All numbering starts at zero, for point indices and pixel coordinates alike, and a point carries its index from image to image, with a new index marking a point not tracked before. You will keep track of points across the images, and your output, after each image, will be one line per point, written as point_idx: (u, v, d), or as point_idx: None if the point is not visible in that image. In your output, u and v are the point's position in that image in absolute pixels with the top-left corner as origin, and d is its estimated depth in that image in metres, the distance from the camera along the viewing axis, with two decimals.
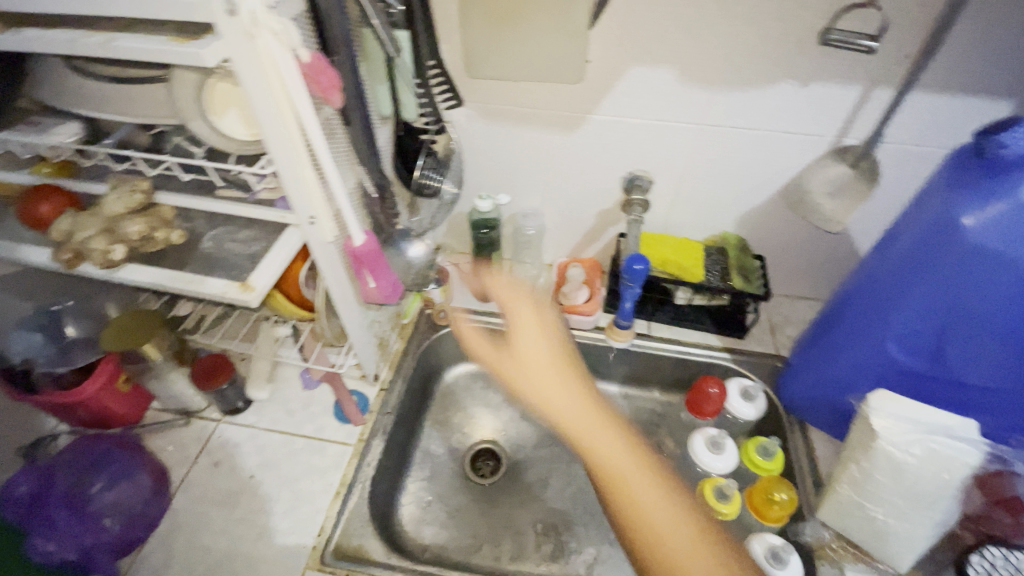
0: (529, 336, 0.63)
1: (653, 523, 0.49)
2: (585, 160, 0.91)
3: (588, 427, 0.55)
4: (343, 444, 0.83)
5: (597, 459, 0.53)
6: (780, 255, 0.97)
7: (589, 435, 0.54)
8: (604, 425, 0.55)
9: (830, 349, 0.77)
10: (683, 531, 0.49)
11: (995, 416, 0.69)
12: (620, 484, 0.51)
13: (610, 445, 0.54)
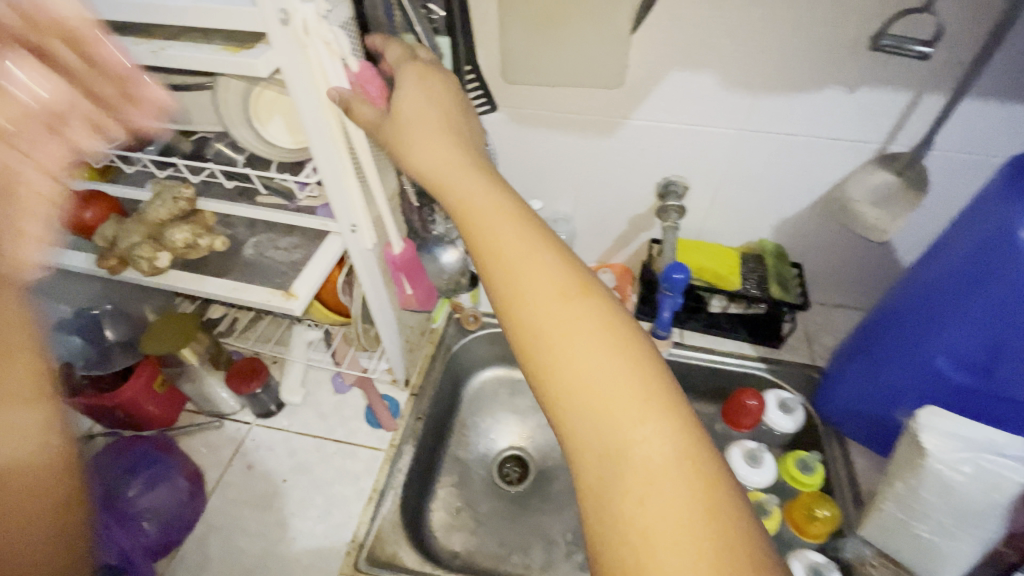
0: (456, 173, 0.48)
1: (578, 365, 0.39)
2: (618, 166, 0.89)
3: (514, 265, 0.43)
4: (375, 449, 0.83)
5: (517, 299, 0.42)
6: (817, 263, 0.95)
7: (515, 270, 0.43)
8: (537, 259, 0.43)
9: (874, 362, 0.75)
10: (618, 379, 0.39)
11: None
12: (541, 326, 0.41)
13: (539, 283, 0.42)
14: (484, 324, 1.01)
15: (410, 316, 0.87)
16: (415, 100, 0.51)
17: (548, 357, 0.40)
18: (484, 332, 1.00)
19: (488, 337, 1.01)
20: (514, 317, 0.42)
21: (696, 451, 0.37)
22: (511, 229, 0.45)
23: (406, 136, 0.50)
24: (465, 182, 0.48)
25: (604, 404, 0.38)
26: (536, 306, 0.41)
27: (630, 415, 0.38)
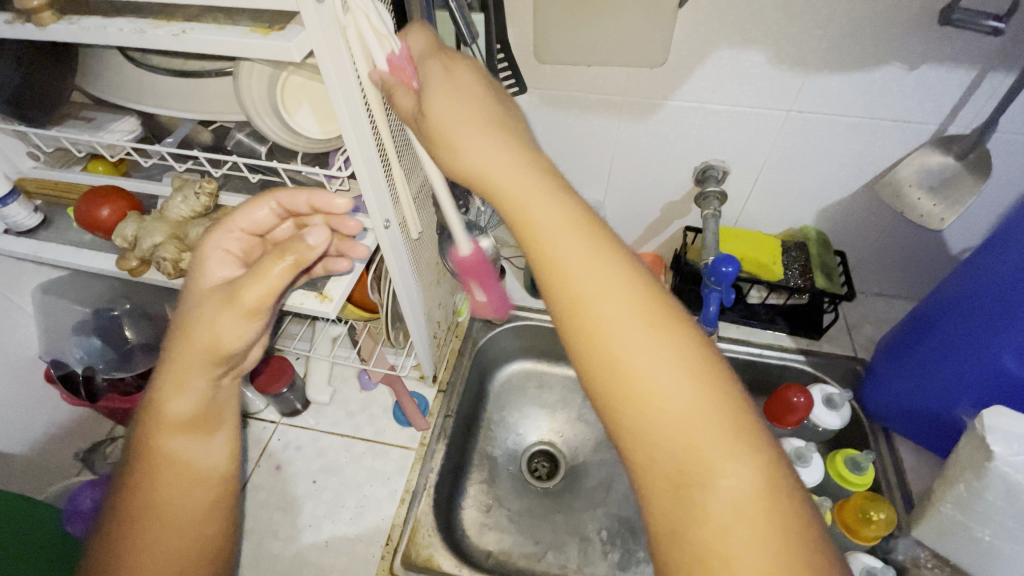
0: (507, 170, 0.43)
1: (654, 391, 0.36)
2: (653, 150, 0.85)
3: (581, 277, 0.39)
4: (405, 448, 0.81)
5: (584, 317, 0.38)
6: (860, 251, 0.90)
7: (582, 285, 0.39)
8: (605, 269, 0.39)
9: (930, 358, 0.71)
10: (701, 409, 0.36)
11: None
12: (612, 346, 0.37)
13: (610, 301, 0.38)
14: (510, 317, 0.97)
15: (437, 311, 0.84)
16: (447, 94, 0.46)
17: (619, 381, 0.37)
18: (511, 325, 0.97)
19: (515, 331, 0.98)
20: (581, 335, 0.38)
21: (784, 489, 0.34)
22: (577, 240, 0.40)
23: (444, 132, 0.46)
24: (520, 182, 0.43)
25: (683, 433, 0.35)
26: (605, 325, 0.38)
27: (713, 448, 0.35)
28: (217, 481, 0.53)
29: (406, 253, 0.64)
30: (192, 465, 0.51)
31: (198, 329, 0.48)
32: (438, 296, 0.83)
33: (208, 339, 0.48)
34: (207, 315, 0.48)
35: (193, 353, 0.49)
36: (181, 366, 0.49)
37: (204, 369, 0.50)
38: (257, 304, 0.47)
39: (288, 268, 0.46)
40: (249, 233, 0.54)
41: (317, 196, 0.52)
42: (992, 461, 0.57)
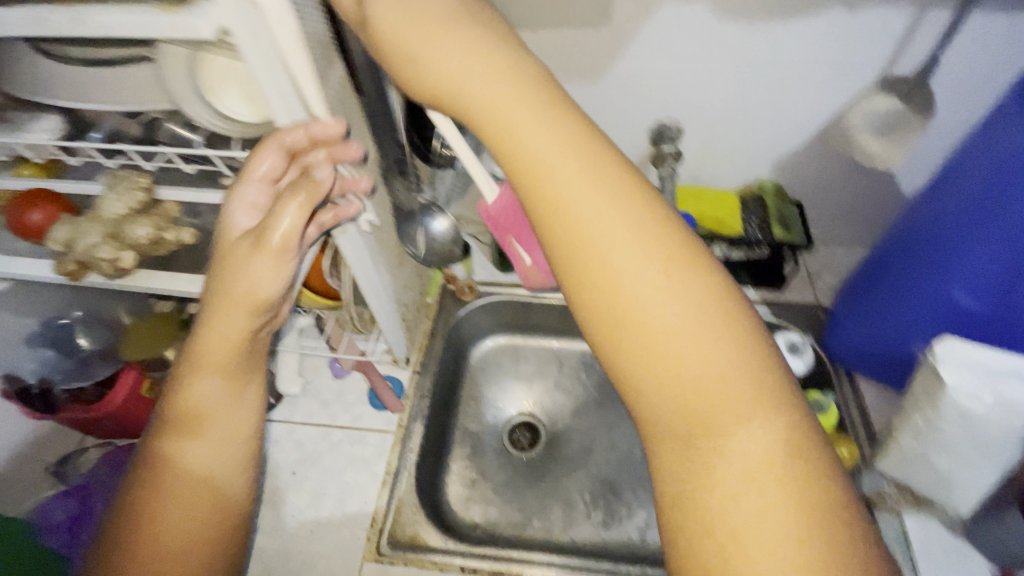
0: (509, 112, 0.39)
1: (668, 346, 0.33)
2: (609, 113, 0.84)
3: (592, 221, 0.36)
4: (383, 432, 0.80)
5: (593, 262, 0.35)
6: (818, 200, 0.92)
7: (592, 228, 0.36)
8: (618, 220, 0.36)
9: (885, 298, 0.73)
10: (719, 370, 0.33)
11: None
12: (626, 293, 0.34)
13: (619, 248, 0.35)
14: (481, 294, 0.97)
15: (404, 293, 0.83)
16: (404, 9, 0.43)
17: (632, 330, 0.34)
18: (482, 302, 0.96)
19: (487, 307, 0.98)
20: (588, 280, 0.35)
21: (806, 457, 0.32)
22: (586, 181, 0.37)
23: (405, 56, 0.43)
24: (524, 126, 0.39)
25: (701, 388, 0.33)
26: (620, 273, 0.35)
27: (729, 409, 0.32)
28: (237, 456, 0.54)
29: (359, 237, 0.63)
30: (216, 436, 0.52)
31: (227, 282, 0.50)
32: (403, 278, 0.82)
33: (242, 300, 0.50)
34: (239, 271, 0.50)
35: (228, 317, 0.51)
36: (213, 332, 0.51)
37: (237, 337, 0.52)
38: (282, 242, 0.49)
39: (302, 208, 0.49)
40: (264, 180, 0.52)
41: (312, 122, 0.49)
42: (946, 392, 0.59)
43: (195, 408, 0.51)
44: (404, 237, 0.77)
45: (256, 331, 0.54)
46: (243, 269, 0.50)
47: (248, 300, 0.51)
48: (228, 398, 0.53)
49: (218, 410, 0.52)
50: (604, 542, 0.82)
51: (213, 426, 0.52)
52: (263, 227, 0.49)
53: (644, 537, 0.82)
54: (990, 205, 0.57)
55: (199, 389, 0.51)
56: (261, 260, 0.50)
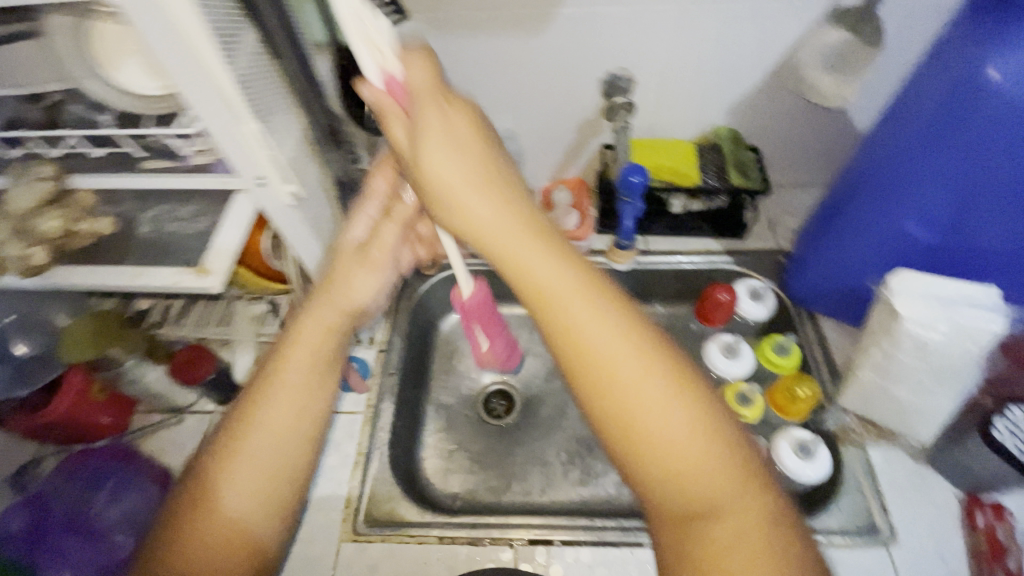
0: (511, 230, 0.43)
1: (661, 438, 0.38)
2: (557, 66, 0.81)
3: (587, 331, 0.40)
4: (351, 413, 0.79)
5: (589, 369, 0.39)
6: (774, 143, 0.91)
7: (587, 340, 0.40)
8: (614, 328, 0.40)
9: (838, 235, 0.73)
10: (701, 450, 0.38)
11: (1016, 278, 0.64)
12: (621, 400, 0.38)
13: (617, 354, 0.39)
14: (443, 267, 0.94)
15: None
16: (436, 128, 0.44)
17: (629, 429, 0.38)
18: (444, 274, 0.94)
19: (450, 279, 0.95)
20: (586, 386, 0.39)
21: (782, 522, 0.36)
22: (577, 295, 0.41)
23: (435, 187, 0.44)
24: (524, 243, 0.42)
25: (692, 478, 0.37)
26: (615, 379, 0.39)
27: (718, 488, 0.37)
28: (303, 453, 0.52)
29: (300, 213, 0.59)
30: (284, 423, 0.51)
31: (334, 288, 0.58)
32: (355, 255, 0.79)
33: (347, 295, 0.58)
34: (351, 272, 0.60)
35: (329, 309, 0.57)
36: (309, 324, 0.56)
37: (326, 336, 0.56)
38: (380, 257, 0.60)
39: (396, 230, 0.62)
40: (378, 204, 0.65)
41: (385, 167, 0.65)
42: (900, 322, 0.60)
43: (276, 388, 0.52)
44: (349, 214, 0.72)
45: (340, 336, 0.57)
46: (353, 279, 0.59)
47: (348, 300, 0.58)
48: (310, 388, 0.53)
49: (297, 397, 0.52)
50: (584, 500, 0.83)
51: (285, 414, 0.51)
52: (368, 246, 0.60)
53: (621, 492, 0.83)
54: (941, 127, 0.56)
55: (284, 374, 0.53)
56: (362, 280, 0.58)
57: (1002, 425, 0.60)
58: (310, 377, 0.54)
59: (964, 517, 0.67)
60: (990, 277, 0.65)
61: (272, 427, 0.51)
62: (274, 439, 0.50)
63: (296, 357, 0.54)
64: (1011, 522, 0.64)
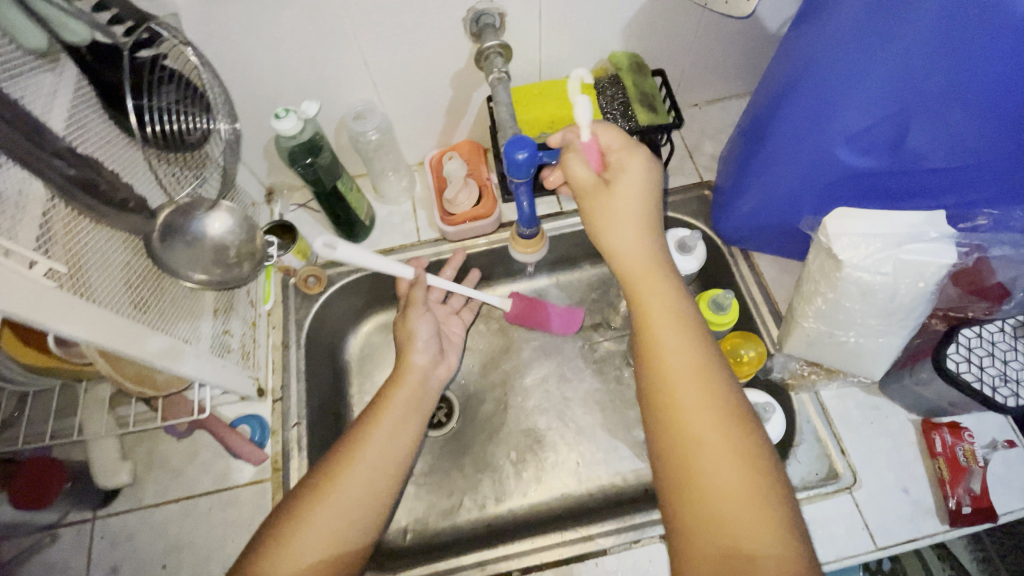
0: (638, 266, 0.53)
1: (716, 468, 0.44)
2: (402, 9, 0.62)
3: (680, 363, 0.48)
4: (258, 482, 0.67)
5: (674, 393, 0.47)
6: (679, 61, 0.78)
7: (677, 371, 0.48)
8: (699, 373, 0.48)
9: (767, 165, 0.63)
10: (746, 493, 0.43)
11: (972, 196, 0.53)
12: (692, 427, 0.45)
13: (690, 395, 0.47)
14: (332, 278, 0.80)
15: (216, 321, 0.65)
16: (637, 171, 0.55)
17: (692, 458, 0.44)
18: (336, 287, 0.79)
19: (346, 289, 0.81)
20: (665, 408, 0.47)
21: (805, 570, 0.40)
22: (680, 333, 0.50)
23: (609, 217, 0.55)
24: (649, 280, 0.53)
25: (730, 520, 0.42)
26: (698, 415, 0.46)
27: (756, 526, 0.41)
28: (386, 499, 0.57)
29: (83, 301, 0.44)
30: (384, 462, 0.58)
31: (407, 349, 0.70)
32: (208, 305, 0.63)
33: (421, 361, 0.69)
34: (427, 339, 0.71)
35: (424, 371, 0.69)
36: (404, 381, 0.66)
37: (416, 392, 0.66)
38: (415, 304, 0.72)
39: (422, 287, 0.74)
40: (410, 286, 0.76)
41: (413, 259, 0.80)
42: (843, 270, 0.53)
43: (381, 420, 0.61)
44: (170, 270, 0.56)
45: (425, 396, 0.67)
46: (420, 337, 0.71)
47: (428, 360, 0.70)
48: (404, 433, 0.61)
49: (397, 438, 0.60)
50: (546, 502, 0.76)
51: (383, 452, 0.58)
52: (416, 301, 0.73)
53: (582, 482, 0.77)
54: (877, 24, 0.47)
55: (388, 418, 0.61)
56: (426, 338, 0.71)
57: (955, 354, 0.57)
58: (409, 422, 0.63)
59: (923, 444, 0.65)
60: (936, 200, 0.55)
61: (375, 463, 0.57)
62: (374, 470, 0.57)
63: (398, 402, 0.63)
64: (970, 445, 0.63)
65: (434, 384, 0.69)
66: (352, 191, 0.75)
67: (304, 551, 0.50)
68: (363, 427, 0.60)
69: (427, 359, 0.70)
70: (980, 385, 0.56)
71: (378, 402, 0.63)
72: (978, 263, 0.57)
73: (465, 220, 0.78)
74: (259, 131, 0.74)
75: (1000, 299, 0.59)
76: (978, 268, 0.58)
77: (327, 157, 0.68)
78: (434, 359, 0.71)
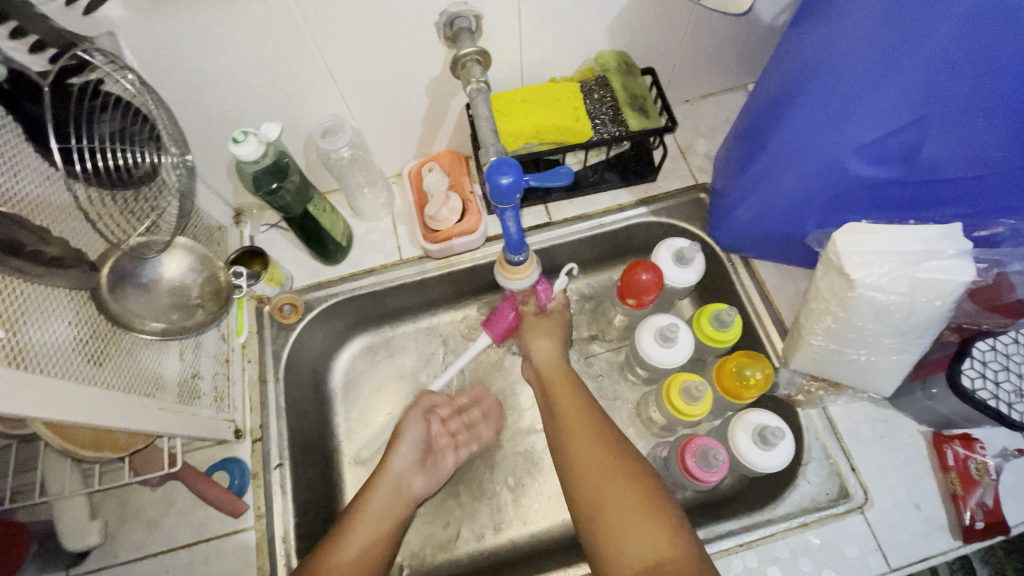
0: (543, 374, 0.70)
1: (602, 485, 0.55)
2: (367, 16, 0.56)
3: (579, 436, 0.60)
4: (240, 531, 0.63)
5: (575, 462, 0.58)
6: (670, 57, 0.73)
7: (568, 422, 0.62)
8: (580, 420, 0.62)
9: (769, 172, 0.59)
10: (628, 501, 0.53)
11: (992, 205, 0.50)
12: (579, 462, 0.58)
13: (576, 439, 0.60)
14: (310, 305, 0.75)
15: (183, 365, 0.60)
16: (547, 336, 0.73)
17: (597, 513, 0.54)
18: (314, 314, 0.74)
19: (324, 315, 0.76)
20: (575, 482, 0.57)
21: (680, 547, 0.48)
22: (582, 419, 0.62)
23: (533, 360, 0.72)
24: (545, 373, 0.70)
25: (618, 525, 0.52)
26: (599, 480, 0.55)
27: (637, 526, 0.51)
28: None
29: (33, 374, 0.40)
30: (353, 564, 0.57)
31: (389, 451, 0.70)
32: (172, 348, 0.59)
33: (407, 454, 0.70)
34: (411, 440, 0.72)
35: (405, 472, 0.69)
36: (378, 488, 0.65)
37: (392, 503, 0.65)
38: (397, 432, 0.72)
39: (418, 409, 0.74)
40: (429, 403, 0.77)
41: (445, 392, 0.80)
42: (857, 290, 0.50)
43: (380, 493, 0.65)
44: (123, 321, 0.52)
45: (400, 507, 0.66)
46: (405, 442, 0.71)
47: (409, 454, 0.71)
48: (397, 508, 0.66)
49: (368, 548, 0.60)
50: (547, 529, 0.73)
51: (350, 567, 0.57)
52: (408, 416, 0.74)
53: None
54: (895, 28, 0.42)
55: (361, 528, 0.61)
56: (409, 441, 0.71)
57: (970, 370, 0.55)
58: (380, 530, 0.62)
59: (935, 458, 0.63)
60: (955, 209, 0.51)
61: None
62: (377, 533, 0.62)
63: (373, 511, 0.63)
64: (983, 458, 0.60)
65: (410, 493, 0.68)
66: (326, 213, 0.70)
67: None
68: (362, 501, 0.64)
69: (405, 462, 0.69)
70: (999, 404, 0.53)
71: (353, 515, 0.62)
72: (997, 281, 0.54)
73: (449, 237, 0.73)
74: (222, 152, 0.68)
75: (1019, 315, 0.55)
76: (997, 285, 0.54)
77: (295, 180, 0.63)
78: (415, 466, 0.70)
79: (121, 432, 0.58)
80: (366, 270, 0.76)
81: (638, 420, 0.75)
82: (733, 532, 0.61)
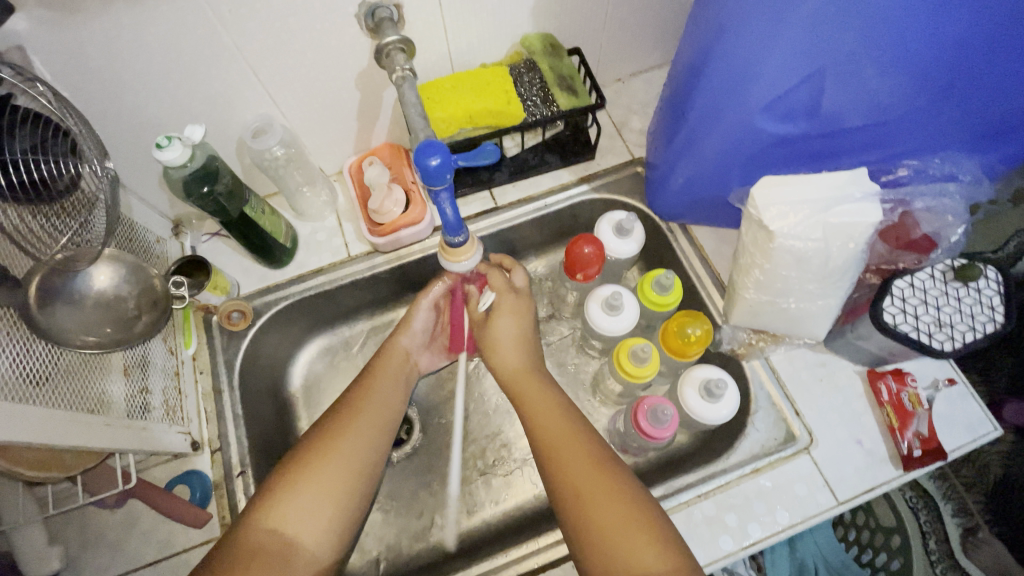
0: (510, 372, 0.67)
1: (590, 496, 0.53)
2: (286, 11, 0.56)
3: (562, 443, 0.58)
4: (206, 542, 0.62)
5: (565, 473, 0.55)
6: (596, 37, 0.76)
7: (548, 430, 0.60)
8: (563, 427, 0.60)
9: (691, 139, 0.61)
10: (620, 515, 0.51)
11: (889, 148, 0.54)
12: (565, 470, 0.56)
13: (560, 448, 0.58)
14: (260, 310, 0.74)
15: (130, 381, 0.59)
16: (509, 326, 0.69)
17: (588, 525, 0.52)
18: (265, 319, 0.74)
19: (277, 319, 0.75)
20: (563, 492, 0.55)
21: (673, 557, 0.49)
22: (563, 426, 0.60)
23: (489, 343, 0.70)
24: (514, 373, 0.67)
25: (611, 538, 0.50)
26: (592, 499, 0.53)
27: (629, 538, 0.50)
28: (352, 505, 0.55)
29: None
30: (355, 459, 0.57)
31: (400, 329, 0.72)
32: (114, 365, 0.57)
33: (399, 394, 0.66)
34: (392, 371, 0.68)
35: (381, 418, 0.62)
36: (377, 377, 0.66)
37: (382, 411, 0.62)
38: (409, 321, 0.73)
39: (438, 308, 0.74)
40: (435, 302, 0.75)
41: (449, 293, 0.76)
42: (777, 240, 0.54)
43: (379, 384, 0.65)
44: (55, 339, 0.51)
45: (390, 410, 0.63)
46: (415, 324, 0.73)
47: (399, 377, 0.68)
48: (392, 405, 0.64)
49: (327, 504, 0.53)
50: (517, 508, 0.74)
51: (346, 460, 0.56)
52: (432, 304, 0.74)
53: None
54: None
55: (350, 432, 0.58)
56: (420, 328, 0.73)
57: (891, 307, 0.58)
58: (344, 484, 0.55)
59: (871, 394, 0.67)
60: (860, 155, 0.55)
61: (346, 464, 0.56)
62: (376, 427, 0.60)
63: (332, 455, 0.56)
64: (914, 389, 0.64)
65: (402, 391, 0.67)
66: (265, 215, 0.70)
67: (307, 507, 0.52)
68: (354, 393, 0.63)
69: (410, 342, 0.72)
70: (918, 334, 0.57)
71: (302, 463, 0.55)
72: (903, 218, 0.58)
73: (395, 229, 0.73)
74: (151, 163, 0.67)
75: (928, 250, 0.59)
76: (904, 222, 0.58)
77: (227, 182, 0.62)
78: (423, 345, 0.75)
79: (68, 453, 0.56)
80: (315, 269, 0.76)
81: (598, 392, 0.77)
82: (690, 485, 0.63)
